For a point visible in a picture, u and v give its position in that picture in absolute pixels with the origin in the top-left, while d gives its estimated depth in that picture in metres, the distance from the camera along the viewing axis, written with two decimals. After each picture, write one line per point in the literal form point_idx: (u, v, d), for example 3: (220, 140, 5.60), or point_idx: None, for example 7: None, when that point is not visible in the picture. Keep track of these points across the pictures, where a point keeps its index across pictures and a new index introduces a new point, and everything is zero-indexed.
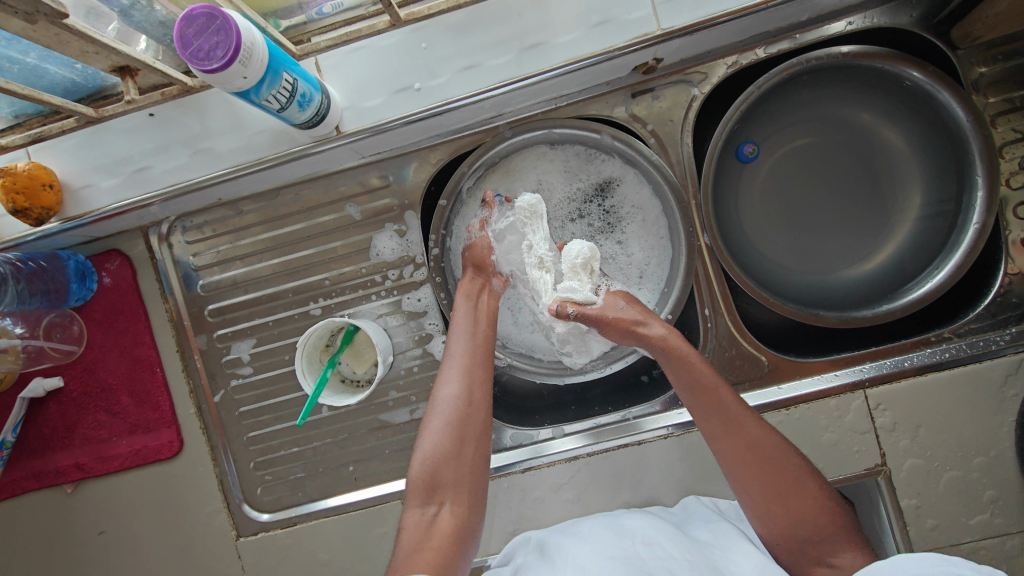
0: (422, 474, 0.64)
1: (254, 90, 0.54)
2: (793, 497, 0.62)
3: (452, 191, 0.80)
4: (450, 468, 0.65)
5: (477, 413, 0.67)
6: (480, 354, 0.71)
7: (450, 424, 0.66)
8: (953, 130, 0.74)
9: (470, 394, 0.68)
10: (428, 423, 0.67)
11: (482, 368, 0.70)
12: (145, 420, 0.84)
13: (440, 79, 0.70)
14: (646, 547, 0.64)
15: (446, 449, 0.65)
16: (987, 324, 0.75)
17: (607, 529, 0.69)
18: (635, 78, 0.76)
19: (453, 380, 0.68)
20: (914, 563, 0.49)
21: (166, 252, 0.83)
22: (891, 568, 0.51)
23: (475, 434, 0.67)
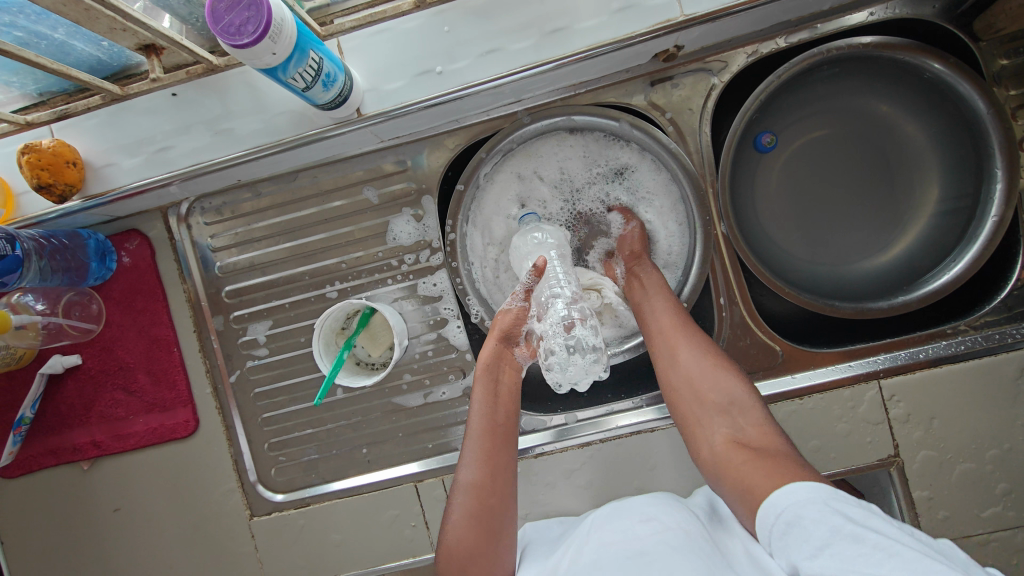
0: (450, 561, 0.64)
1: (281, 68, 0.54)
2: (714, 388, 0.66)
3: (470, 176, 0.81)
4: (475, 562, 0.63)
5: (498, 499, 0.67)
6: (503, 431, 0.70)
7: (475, 515, 0.65)
8: (974, 122, 0.74)
9: (491, 479, 0.67)
10: (452, 508, 0.66)
11: (505, 456, 0.69)
12: (161, 399, 0.85)
13: (461, 63, 0.70)
14: (643, 524, 0.62)
15: (470, 541, 0.64)
16: (1003, 317, 0.75)
17: (608, 516, 0.68)
18: (655, 66, 0.76)
19: (472, 461, 0.68)
20: (812, 494, 0.50)
21: (185, 233, 0.84)
22: (790, 502, 0.51)
23: (497, 525, 0.66)
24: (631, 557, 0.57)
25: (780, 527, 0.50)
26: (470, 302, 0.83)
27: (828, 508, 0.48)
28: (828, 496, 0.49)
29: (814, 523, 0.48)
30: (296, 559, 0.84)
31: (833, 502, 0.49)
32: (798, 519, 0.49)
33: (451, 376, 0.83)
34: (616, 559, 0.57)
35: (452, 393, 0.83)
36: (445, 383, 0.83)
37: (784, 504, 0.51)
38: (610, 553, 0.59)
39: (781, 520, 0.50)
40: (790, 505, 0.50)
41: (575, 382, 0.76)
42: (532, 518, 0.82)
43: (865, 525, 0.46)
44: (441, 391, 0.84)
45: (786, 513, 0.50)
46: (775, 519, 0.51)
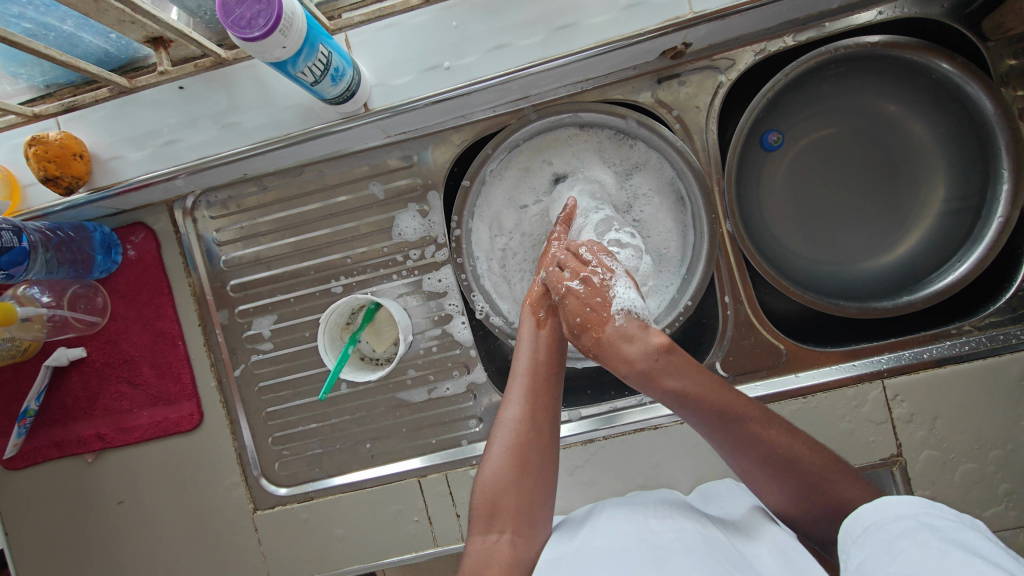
0: (484, 497, 0.64)
1: (291, 62, 0.54)
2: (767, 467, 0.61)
3: (477, 172, 0.80)
4: (508, 495, 0.63)
5: (539, 440, 0.65)
6: (549, 368, 0.69)
7: (513, 451, 0.64)
8: (982, 122, 0.74)
9: (532, 418, 0.66)
10: (492, 443, 0.66)
11: (548, 394, 0.68)
12: (166, 392, 0.85)
13: (469, 58, 0.70)
14: (658, 520, 0.61)
15: (505, 479, 0.64)
16: (1007, 318, 0.75)
17: (619, 508, 0.67)
18: (662, 63, 0.76)
19: (515, 401, 0.66)
20: (904, 505, 0.50)
21: (190, 227, 0.84)
22: (879, 514, 0.51)
23: (536, 461, 0.65)
24: (648, 548, 0.56)
25: (863, 538, 0.51)
26: (475, 297, 0.83)
27: (920, 519, 0.49)
28: (921, 508, 0.49)
29: (897, 532, 0.48)
30: (299, 553, 0.85)
31: (926, 515, 0.49)
32: (882, 527, 0.50)
33: (456, 371, 0.84)
34: (630, 547, 0.56)
35: (456, 388, 0.84)
36: (450, 378, 0.84)
37: (872, 517, 0.52)
38: (626, 545, 0.58)
39: (868, 530, 0.51)
40: (876, 518, 0.51)
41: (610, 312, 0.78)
42: None
43: (950, 535, 0.45)
44: (445, 386, 0.84)
45: (872, 526, 0.51)
46: (859, 530, 0.52)
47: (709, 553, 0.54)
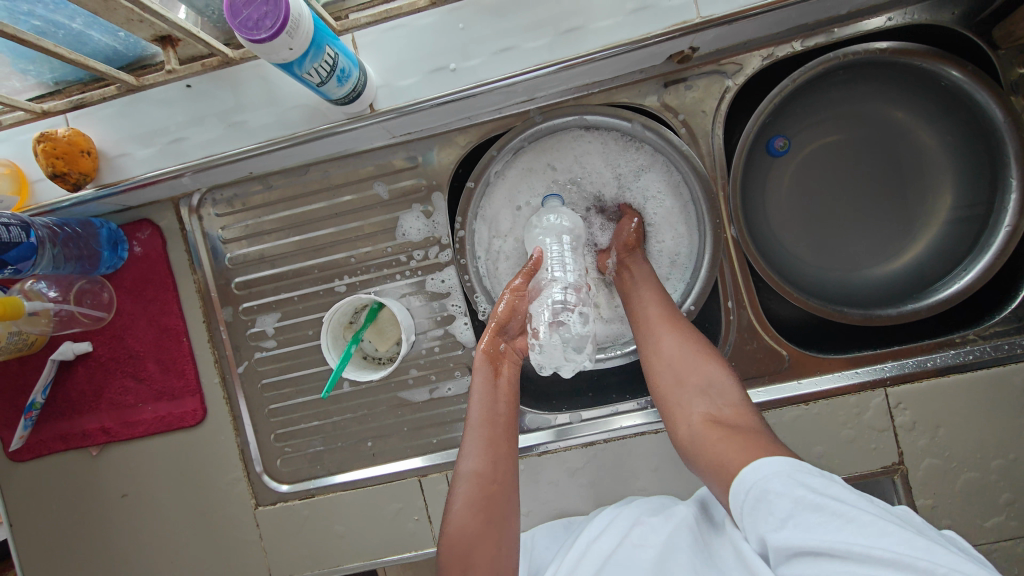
0: (454, 549, 0.64)
1: (297, 63, 0.54)
2: (692, 374, 0.69)
3: (481, 174, 0.81)
4: (479, 548, 0.64)
5: (502, 488, 0.67)
6: (503, 421, 0.71)
7: (478, 500, 0.66)
8: (990, 131, 0.73)
9: (494, 469, 0.68)
10: (453, 497, 0.66)
11: (505, 442, 0.70)
12: (170, 387, 0.86)
13: (476, 60, 0.70)
14: (633, 549, 0.65)
15: (473, 530, 0.64)
16: (1012, 328, 0.74)
17: (601, 532, 0.70)
18: (669, 67, 0.76)
19: (476, 453, 0.68)
20: (776, 464, 0.55)
21: (196, 224, 0.85)
22: (755, 476, 0.55)
23: (501, 512, 0.66)
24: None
25: (749, 501, 0.55)
26: (477, 299, 0.84)
27: (795, 476, 0.53)
28: (791, 467, 0.54)
29: (783, 497, 0.52)
30: (300, 549, 0.85)
31: (796, 471, 0.54)
32: (767, 489, 0.54)
33: (458, 372, 0.84)
34: None
35: (458, 389, 0.84)
36: (452, 379, 0.84)
37: (751, 477, 0.55)
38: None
39: (751, 492, 0.55)
40: (757, 478, 0.55)
41: (557, 367, 0.77)
42: (534, 515, 0.82)
43: (833, 494, 0.51)
44: (446, 387, 0.84)
45: (756, 488, 0.55)
46: (745, 493, 0.55)
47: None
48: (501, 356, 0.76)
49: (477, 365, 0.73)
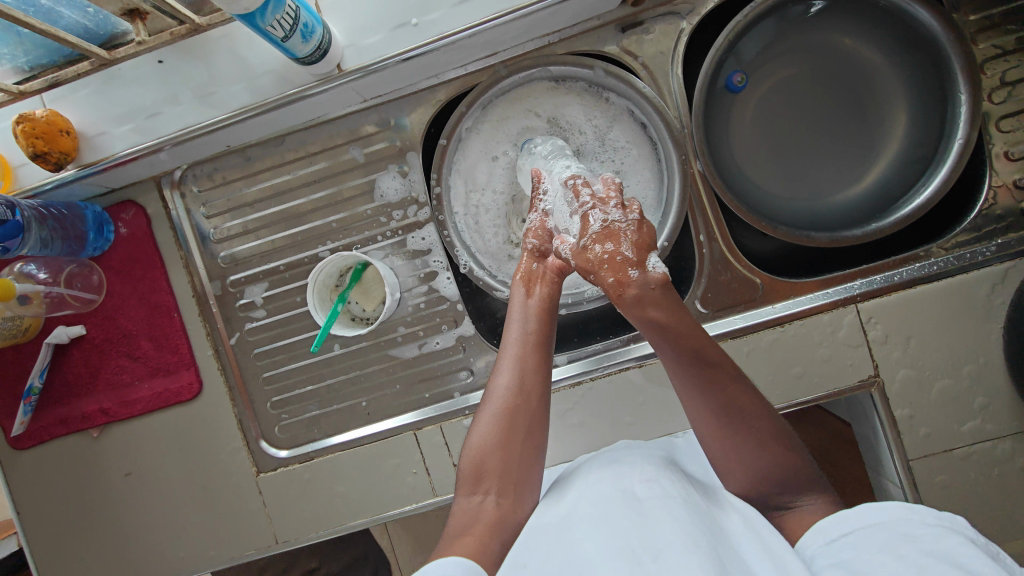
0: (472, 462, 0.67)
1: (260, 14, 0.57)
2: (744, 447, 0.61)
3: (453, 130, 0.83)
4: (495, 458, 0.67)
5: (529, 404, 0.68)
6: (538, 337, 0.71)
7: (503, 416, 0.68)
8: (936, 50, 0.76)
9: (522, 384, 0.69)
10: (483, 409, 0.69)
11: (539, 360, 0.70)
12: (165, 363, 0.87)
13: (436, 13, 0.72)
14: (644, 485, 0.60)
15: (495, 441, 0.67)
16: (973, 237, 0.77)
17: (603, 470, 0.66)
18: (625, 11, 0.79)
19: (506, 368, 0.69)
20: (884, 513, 0.51)
21: (178, 202, 0.87)
22: (857, 520, 0.52)
23: (527, 425, 0.68)
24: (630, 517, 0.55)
25: (842, 542, 0.52)
26: (457, 253, 0.85)
27: (900, 529, 0.49)
28: (903, 517, 0.50)
29: (880, 539, 0.49)
30: (303, 512, 0.87)
31: (908, 523, 0.49)
32: (862, 532, 0.51)
33: (444, 326, 0.86)
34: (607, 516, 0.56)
35: (446, 342, 0.86)
36: (439, 333, 0.86)
37: (850, 522, 0.53)
38: (614, 515, 0.56)
39: (848, 536, 0.52)
40: (856, 524, 0.52)
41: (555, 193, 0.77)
42: None
43: (934, 545, 0.45)
44: (435, 341, 0.86)
45: (853, 530, 0.52)
46: (839, 533, 0.53)
47: (690, 529, 0.52)
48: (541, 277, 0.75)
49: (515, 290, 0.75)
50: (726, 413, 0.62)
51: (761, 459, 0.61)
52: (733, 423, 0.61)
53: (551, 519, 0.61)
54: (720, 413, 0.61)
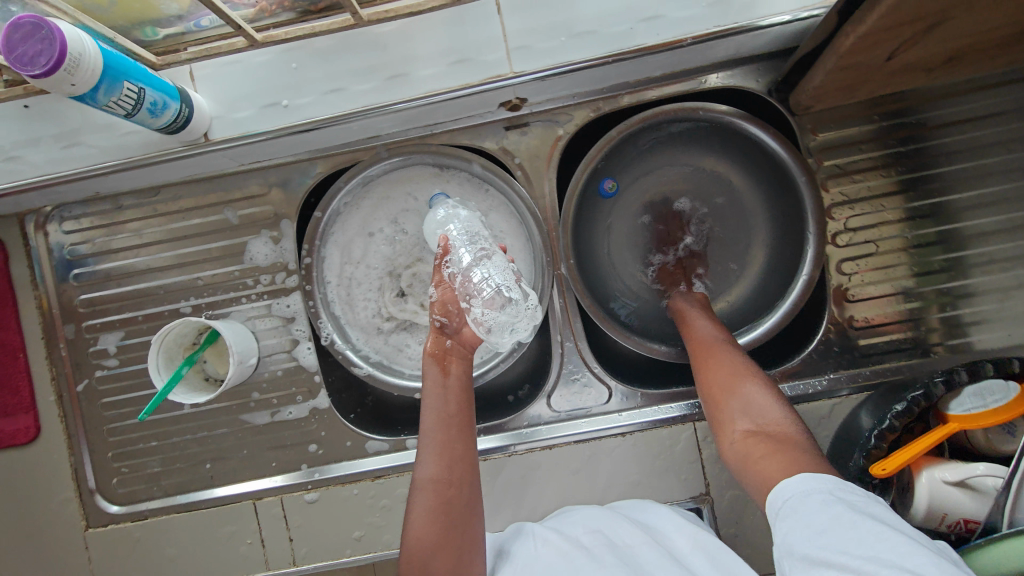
0: (414, 565, 0.61)
1: (90, 94, 0.57)
2: (737, 394, 0.67)
3: (327, 204, 0.84)
4: (437, 560, 0.60)
5: (459, 490, 0.65)
6: (459, 419, 0.70)
7: (435, 511, 0.63)
8: (792, 189, 0.82)
9: (450, 473, 0.66)
10: (411, 507, 0.64)
11: (462, 446, 0.68)
12: (2, 404, 0.84)
13: (307, 98, 0.73)
14: (589, 536, 0.67)
15: (433, 536, 0.62)
16: (808, 369, 0.81)
17: (556, 533, 0.69)
18: (506, 114, 0.81)
19: (431, 458, 0.66)
20: (819, 482, 0.52)
21: (41, 240, 0.85)
22: (797, 489, 0.53)
23: (461, 516, 0.64)
24: (588, 569, 0.61)
25: (784, 509, 0.52)
26: (321, 324, 0.86)
27: (836, 495, 0.50)
28: (836, 484, 0.51)
29: (819, 508, 0.50)
30: (129, 573, 0.84)
31: (840, 490, 0.51)
32: (801, 501, 0.52)
33: (299, 396, 0.85)
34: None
35: (299, 413, 0.85)
36: (293, 402, 0.85)
37: (790, 488, 0.54)
38: (575, 566, 0.62)
39: (788, 503, 0.53)
40: (797, 491, 0.53)
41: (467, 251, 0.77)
42: (365, 540, 0.83)
43: (866, 512, 0.48)
44: (288, 410, 0.85)
45: (794, 498, 0.53)
46: (782, 501, 0.53)
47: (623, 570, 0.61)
48: (448, 353, 0.74)
49: (426, 369, 0.73)
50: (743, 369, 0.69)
51: (761, 400, 0.65)
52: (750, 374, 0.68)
53: None
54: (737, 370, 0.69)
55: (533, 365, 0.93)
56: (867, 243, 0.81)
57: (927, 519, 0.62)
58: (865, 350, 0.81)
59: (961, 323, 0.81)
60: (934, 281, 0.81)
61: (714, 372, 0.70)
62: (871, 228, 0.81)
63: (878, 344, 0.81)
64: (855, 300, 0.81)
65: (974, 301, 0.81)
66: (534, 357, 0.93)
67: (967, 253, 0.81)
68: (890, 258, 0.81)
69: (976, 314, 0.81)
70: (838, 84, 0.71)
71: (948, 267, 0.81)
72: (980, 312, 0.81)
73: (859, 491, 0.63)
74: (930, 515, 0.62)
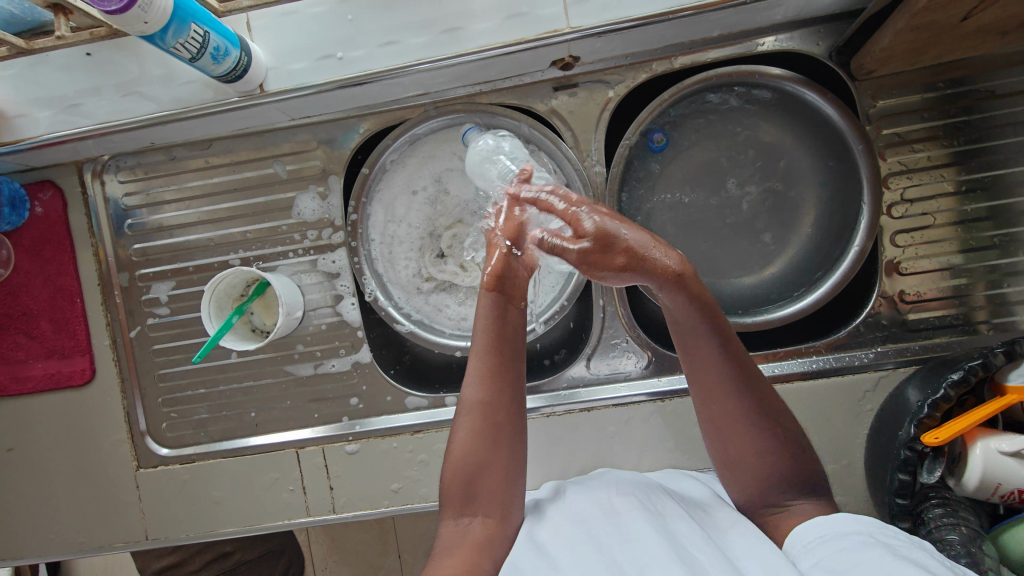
0: (454, 482, 0.64)
1: (159, 36, 0.59)
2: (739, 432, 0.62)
3: (375, 161, 0.84)
4: (479, 480, 0.63)
5: (501, 419, 0.65)
6: (509, 340, 0.68)
7: (480, 434, 0.64)
8: (848, 157, 0.80)
9: (497, 398, 0.66)
10: (457, 426, 0.66)
11: (509, 367, 0.67)
12: (61, 346, 0.88)
13: (361, 51, 0.74)
14: (621, 498, 0.64)
15: (476, 457, 0.64)
16: (855, 341, 0.80)
17: (588, 490, 0.68)
18: (557, 73, 0.80)
19: (478, 381, 0.66)
20: (859, 523, 0.53)
21: (98, 189, 0.87)
22: (833, 527, 0.54)
23: (504, 441, 0.65)
24: (615, 532, 0.58)
25: (816, 543, 0.54)
26: (365, 280, 0.87)
27: (872, 536, 0.51)
28: (874, 527, 0.52)
29: (855, 544, 0.50)
30: (176, 513, 0.88)
31: (879, 533, 0.52)
32: (835, 538, 0.53)
33: (343, 350, 0.87)
34: (601, 532, 0.59)
35: (342, 366, 0.87)
36: (336, 356, 0.87)
37: (826, 526, 0.55)
38: (601, 526, 0.60)
39: (823, 538, 0.54)
40: (832, 529, 0.54)
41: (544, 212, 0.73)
42: (403, 493, 0.85)
43: (905, 551, 0.48)
44: (331, 363, 0.87)
45: (827, 535, 0.54)
46: (814, 535, 0.54)
47: (659, 539, 0.55)
48: (504, 277, 0.69)
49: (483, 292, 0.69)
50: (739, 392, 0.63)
51: (751, 448, 0.62)
52: (740, 396, 0.63)
53: (541, 538, 0.60)
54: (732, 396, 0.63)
55: (570, 330, 0.94)
56: (923, 215, 0.79)
57: (979, 489, 0.62)
58: (915, 325, 0.80)
59: (1009, 302, 0.79)
60: (987, 257, 0.79)
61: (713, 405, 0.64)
62: (927, 200, 0.79)
63: (927, 320, 0.80)
64: (906, 274, 0.80)
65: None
66: (573, 322, 0.94)
67: None
68: (944, 232, 0.79)
69: None
70: (907, 46, 0.69)
71: (1008, 242, 0.79)
72: None
73: (908, 459, 0.62)
74: (983, 486, 0.61)
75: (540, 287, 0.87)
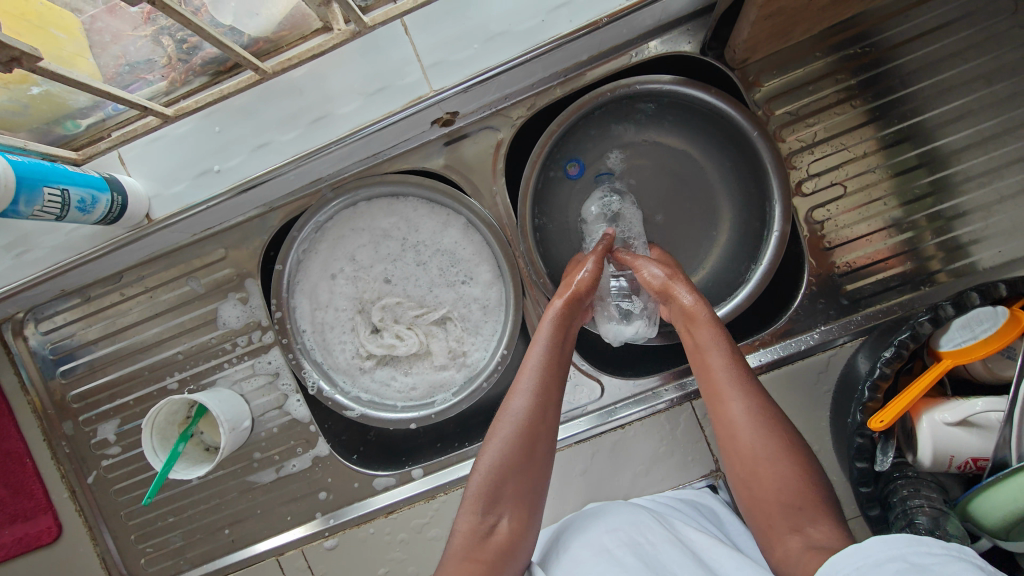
0: (484, 484, 0.63)
1: (13, 209, 0.57)
2: (772, 472, 0.58)
3: (287, 256, 0.83)
4: (512, 484, 0.64)
5: (541, 434, 0.66)
6: (558, 362, 0.70)
7: (518, 442, 0.65)
8: (746, 145, 0.80)
9: (543, 413, 0.67)
10: (494, 433, 0.66)
11: (555, 385, 0.69)
12: (22, 509, 0.86)
13: (236, 159, 0.73)
14: (610, 536, 0.63)
15: (510, 462, 0.64)
16: (800, 325, 0.79)
17: (586, 532, 0.67)
18: (441, 131, 0.79)
19: (528, 392, 0.67)
20: (889, 546, 0.45)
21: (22, 345, 0.86)
22: (865, 554, 0.46)
23: (542, 451, 0.66)
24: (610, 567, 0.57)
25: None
26: (305, 373, 0.85)
27: (908, 561, 0.43)
28: (908, 547, 0.44)
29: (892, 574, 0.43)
30: None
31: (915, 555, 0.44)
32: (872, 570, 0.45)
33: (300, 448, 0.86)
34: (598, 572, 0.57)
35: (303, 464, 0.86)
36: (295, 456, 0.86)
37: (860, 554, 0.47)
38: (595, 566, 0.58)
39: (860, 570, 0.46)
40: (867, 557, 0.46)
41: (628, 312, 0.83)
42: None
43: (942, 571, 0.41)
44: (291, 464, 0.86)
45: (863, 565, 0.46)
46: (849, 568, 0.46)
47: None
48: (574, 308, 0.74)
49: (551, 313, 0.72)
50: (762, 419, 0.60)
51: (736, 410, 0.61)
52: (764, 426, 0.60)
53: None
54: (758, 422, 0.60)
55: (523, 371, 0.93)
56: (834, 184, 0.79)
57: (934, 462, 0.61)
58: (857, 294, 0.79)
59: (961, 245, 0.77)
60: (924, 207, 0.78)
61: (710, 380, 0.65)
62: (836, 169, 0.78)
63: (870, 286, 0.79)
64: (833, 247, 0.79)
65: (965, 220, 0.77)
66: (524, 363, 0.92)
67: (956, 171, 0.77)
68: (861, 197, 0.78)
69: (976, 231, 0.77)
70: (768, 31, 0.68)
71: (937, 189, 0.78)
72: (973, 231, 0.77)
73: (862, 447, 0.61)
74: (938, 459, 0.61)
75: (478, 343, 0.85)
